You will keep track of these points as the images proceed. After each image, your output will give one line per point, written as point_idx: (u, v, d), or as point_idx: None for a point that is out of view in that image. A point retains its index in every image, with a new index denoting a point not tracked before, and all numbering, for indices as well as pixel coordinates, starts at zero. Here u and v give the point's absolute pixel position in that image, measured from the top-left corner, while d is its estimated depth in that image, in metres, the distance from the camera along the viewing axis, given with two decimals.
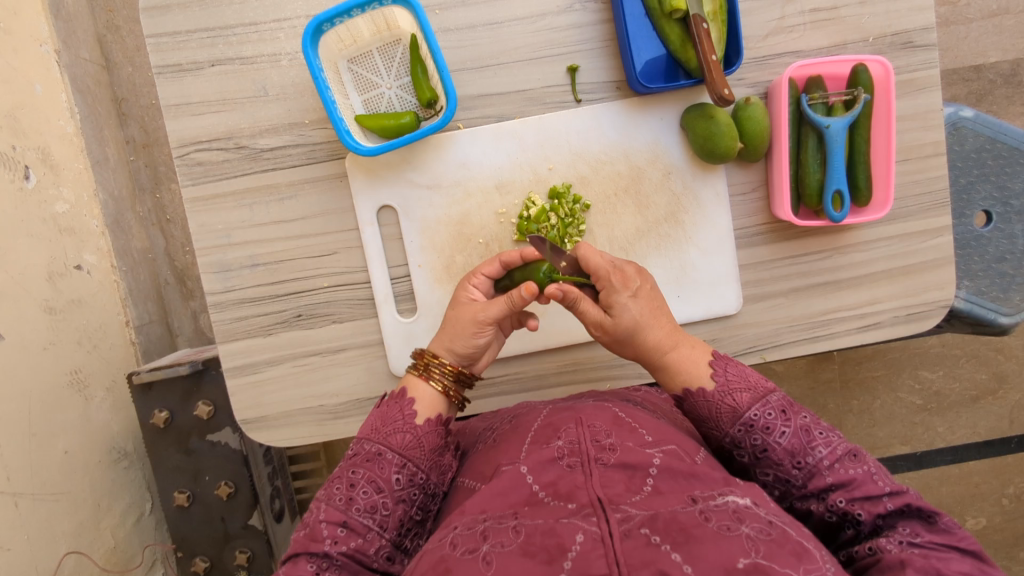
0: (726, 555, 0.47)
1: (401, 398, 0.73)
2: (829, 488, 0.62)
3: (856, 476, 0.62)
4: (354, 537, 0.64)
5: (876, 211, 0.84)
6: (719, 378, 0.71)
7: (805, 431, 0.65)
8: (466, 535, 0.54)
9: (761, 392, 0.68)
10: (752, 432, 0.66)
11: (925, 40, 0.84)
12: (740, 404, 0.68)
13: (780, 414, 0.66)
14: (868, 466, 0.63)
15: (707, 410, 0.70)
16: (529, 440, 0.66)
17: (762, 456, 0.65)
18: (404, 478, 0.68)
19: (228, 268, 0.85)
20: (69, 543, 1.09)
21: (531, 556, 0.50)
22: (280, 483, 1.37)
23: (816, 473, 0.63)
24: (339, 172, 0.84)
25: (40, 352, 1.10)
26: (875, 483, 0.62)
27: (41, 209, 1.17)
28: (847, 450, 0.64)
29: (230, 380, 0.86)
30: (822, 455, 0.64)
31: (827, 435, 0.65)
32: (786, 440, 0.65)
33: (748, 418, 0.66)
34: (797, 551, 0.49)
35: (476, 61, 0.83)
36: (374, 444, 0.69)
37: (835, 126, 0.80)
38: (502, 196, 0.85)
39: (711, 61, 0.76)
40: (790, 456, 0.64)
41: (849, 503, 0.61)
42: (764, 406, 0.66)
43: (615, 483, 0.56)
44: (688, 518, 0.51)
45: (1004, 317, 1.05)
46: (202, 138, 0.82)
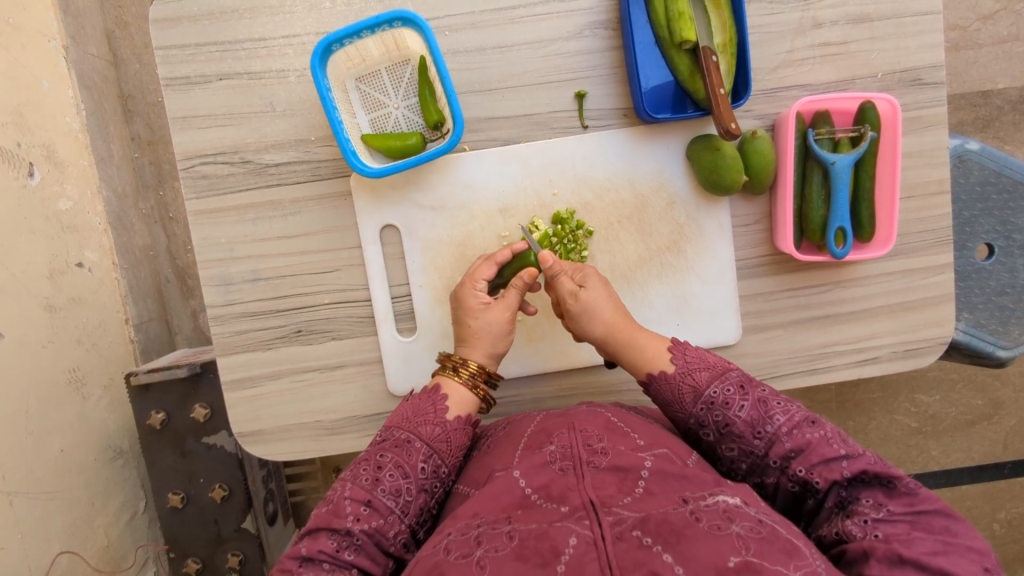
0: (717, 554, 0.48)
1: (434, 394, 0.75)
2: (789, 457, 0.64)
3: (812, 441, 0.64)
4: (377, 516, 0.65)
5: (878, 248, 0.84)
6: (678, 359, 0.74)
7: (762, 402, 0.68)
8: (460, 540, 0.54)
9: (719, 370, 0.72)
10: (713, 409, 0.69)
11: (934, 78, 0.84)
12: (700, 382, 0.71)
13: (739, 389, 0.69)
14: (825, 432, 0.64)
15: (670, 393, 0.73)
16: (522, 445, 0.67)
17: (724, 431, 0.68)
18: (429, 467, 0.70)
19: (229, 281, 0.85)
20: (63, 542, 1.10)
21: (525, 559, 0.50)
22: (274, 486, 1.38)
23: (775, 441, 0.65)
24: (343, 191, 0.84)
25: (39, 351, 1.10)
26: (832, 446, 0.63)
27: (44, 206, 1.17)
28: (804, 418, 0.66)
29: (227, 393, 0.87)
30: (780, 422, 0.66)
31: (783, 406, 0.67)
32: (746, 413, 0.68)
33: (708, 395, 0.70)
34: (787, 547, 0.50)
35: (484, 84, 0.83)
36: (404, 432, 0.71)
37: (840, 163, 0.79)
38: (505, 219, 0.85)
39: (718, 95, 0.76)
40: (750, 427, 0.67)
41: (808, 471, 0.63)
42: (722, 382, 0.70)
43: (607, 485, 0.57)
44: (679, 519, 0.52)
45: (1003, 350, 1.05)
46: (207, 151, 0.82)
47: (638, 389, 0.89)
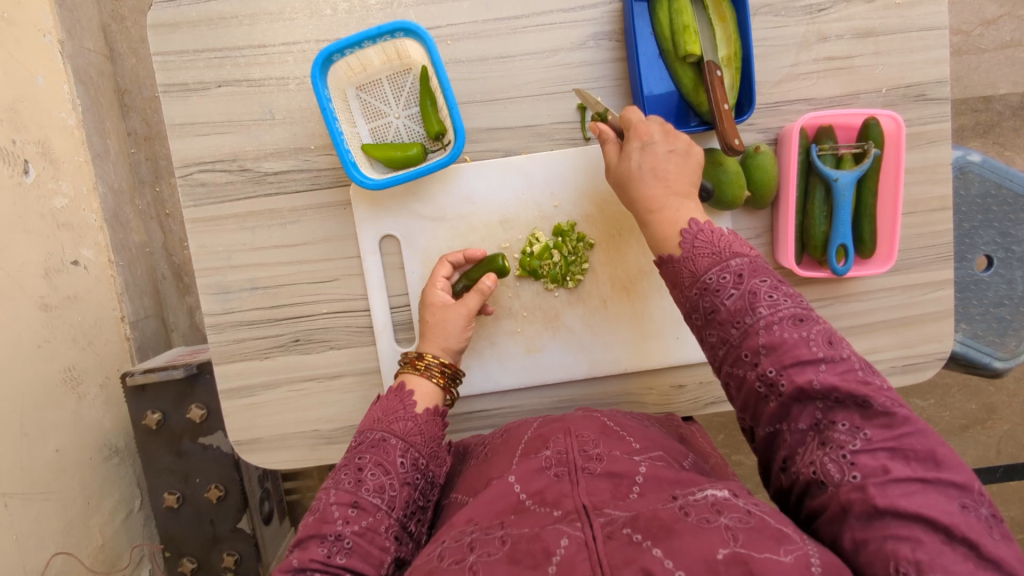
0: (706, 546, 0.46)
1: (400, 391, 0.73)
2: (761, 354, 0.55)
3: (790, 339, 0.55)
4: (365, 516, 0.62)
5: (879, 265, 0.84)
6: (684, 243, 0.64)
7: (753, 294, 0.58)
8: (454, 547, 0.53)
9: (721, 256, 0.61)
10: (704, 294, 0.60)
11: (938, 94, 0.84)
12: (698, 269, 0.62)
13: (736, 277, 0.59)
14: (813, 332, 0.55)
15: (671, 276, 0.65)
16: (518, 453, 0.67)
17: (709, 317, 0.60)
18: (409, 461, 0.67)
19: (227, 290, 0.84)
20: (58, 543, 1.09)
21: (516, 562, 0.48)
22: (269, 485, 1.39)
23: (751, 333, 0.56)
24: (343, 200, 0.83)
25: (34, 351, 1.09)
26: (812, 348, 0.54)
27: (39, 204, 1.16)
28: (792, 316, 0.56)
29: (225, 402, 0.86)
30: (762, 315, 0.56)
31: (775, 298, 0.57)
32: (733, 302, 0.58)
33: (704, 280, 0.61)
34: (777, 535, 0.47)
35: (486, 95, 0.82)
36: (377, 432, 0.69)
37: (843, 180, 0.79)
38: (506, 231, 0.85)
39: (723, 110, 0.75)
40: (733, 317, 0.58)
41: (779, 372, 0.54)
42: (720, 270, 0.60)
43: (600, 491, 0.55)
44: (668, 514, 0.50)
45: (999, 361, 1.05)
46: (205, 158, 0.82)
47: (636, 401, 0.89)
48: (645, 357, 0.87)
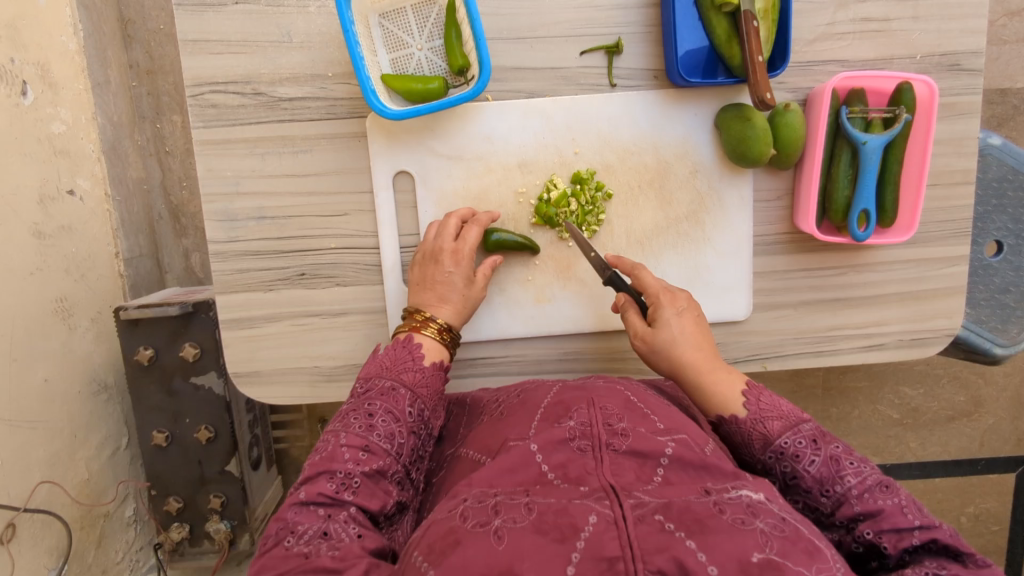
0: (740, 547, 0.46)
1: (408, 343, 0.73)
2: (856, 518, 0.58)
3: (885, 507, 0.57)
4: (376, 459, 0.63)
5: (899, 234, 0.83)
6: (750, 402, 0.67)
7: (835, 460, 0.60)
8: (477, 508, 0.53)
9: (793, 420, 0.64)
10: (782, 459, 0.63)
11: (972, 65, 0.82)
12: (770, 431, 0.64)
13: (812, 443, 0.62)
14: (900, 498, 0.58)
15: (737, 437, 0.67)
16: (538, 416, 0.65)
17: (791, 482, 0.62)
18: (416, 411, 0.69)
19: (233, 218, 0.82)
20: (43, 472, 1.08)
21: (544, 533, 0.48)
22: (259, 431, 1.37)
23: (843, 501, 0.59)
24: (358, 132, 0.81)
25: (26, 278, 1.06)
26: (907, 515, 0.56)
27: (36, 127, 1.12)
28: (878, 482, 0.59)
29: (225, 332, 0.84)
30: (851, 484, 0.59)
31: (858, 465, 0.60)
32: (815, 468, 0.61)
33: (778, 445, 0.63)
34: (809, 548, 0.47)
35: (513, 32, 0.80)
36: (387, 380, 0.69)
37: (871, 144, 0.78)
38: (524, 175, 0.83)
39: (757, 62, 0.73)
40: (818, 483, 0.60)
41: (876, 535, 0.56)
42: (795, 434, 0.63)
43: (625, 472, 0.55)
44: (701, 509, 0.50)
45: (999, 347, 1.05)
46: (218, 79, 0.79)
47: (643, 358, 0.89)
48: None
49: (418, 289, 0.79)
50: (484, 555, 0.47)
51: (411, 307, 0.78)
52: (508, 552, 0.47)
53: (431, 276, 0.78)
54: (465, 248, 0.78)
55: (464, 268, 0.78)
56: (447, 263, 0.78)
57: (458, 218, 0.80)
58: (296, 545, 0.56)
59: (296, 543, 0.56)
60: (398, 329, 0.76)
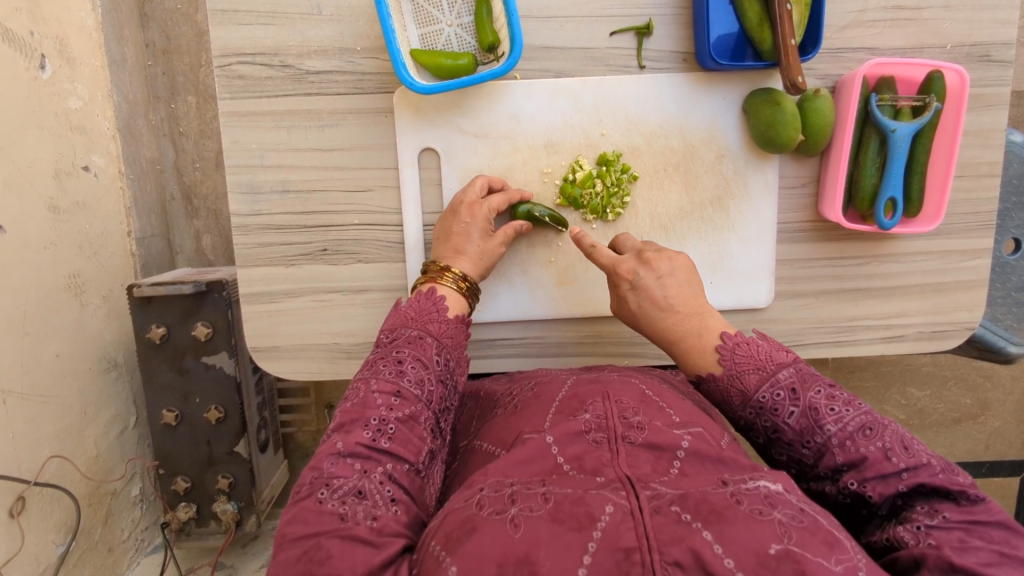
0: (757, 538, 0.45)
1: (431, 295, 0.75)
2: (840, 469, 0.58)
3: (868, 454, 0.57)
4: (407, 404, 0.64)
5: (924, 224, 0.83)
6: (726, 359, 0.69)
7: (813, 410, 0.61)
8: (493, 496, 0.51)
9: (770, 372, 0.65)
10: (762, 414, 0.64)
11: (1002, 56, 0.82)
12: (748, 387, 0.66)
13: (790, 393, 0.63)
14: (884, 441, 0.57)
15: (721, 396, 0.69)
16: (553, 409, 0.64)
17: (774, 437, 0.64)
18: (442, 359, 0.70)
19: (257, 191, 0.81)
20: (53, 447, 1.07)
21: (560, 522, 0.47)
22: (268, 414, 1.36)
23: (825, 451, 0.60)
24: (385, 107, 0.81)
25: (40, 252, 1.05)
26: (890, 459, 0.57)
27: (53, 102, 1.10)
28: (859, 426, 0.59)
29: (245, 306, 0.84)
30: (830, 433, 0.59)
31: (837, 409, 0.60)
32: (794, 420, 0.62)
33: (757, 400, 0.65)
34: (829, 539, 0.46)
35: (543, 11, 0.79)
36: (413, 329, 0.71)
37: (901, 132, 0.77)
38: (550, 155, 0.82)
39: (789, 45, 0.73)
40: (799, 435, 0.61)
41: (860, 484, 0.57)
42: (772, 386, 0.64)
43: (641, 463, 0.54)
44: (719, 499, 0.48)
45: (1014, 345, 1.04)
46: (247, 50, 0.78)
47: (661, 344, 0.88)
48: None
49: (441, 244, 0.79)
50: (499, 545, 0.46)
51: (431, 260, 0.79)
52: (525, 542, 0.46)
53: (449, 228, 0.79)
54: (486, 206, 0.78)
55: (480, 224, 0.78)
56: (464, 216, 0.78)
57: (485, 181, 0.80)
58: (331, 500, 0.55)
59: (331, 497, 0.56)
60: (420, 283, 0.77)
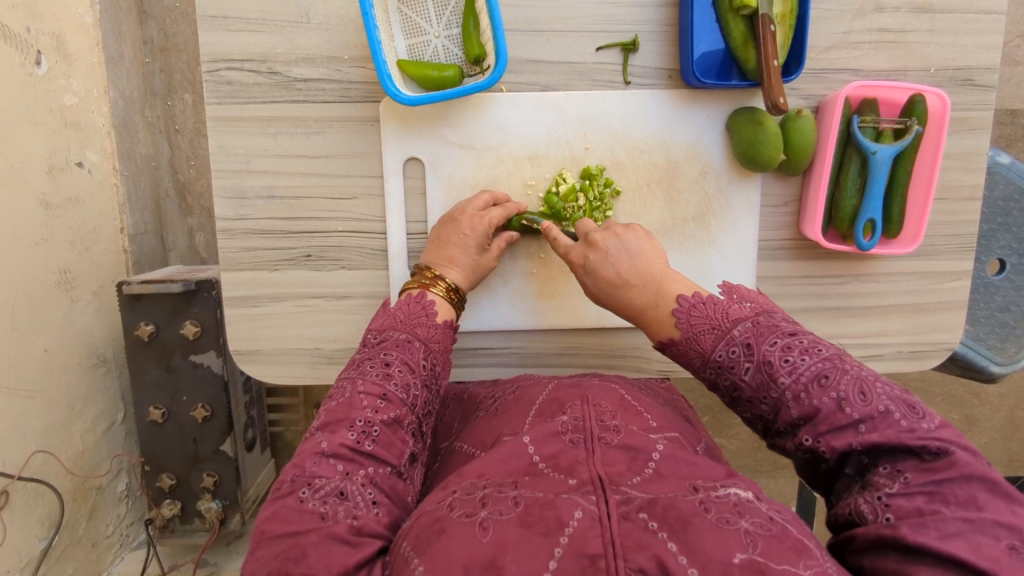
0: (723, 548, 0.44)
1: (421, 298, 0.75)
2: (797, 425, 0.56)
3: (822, 406, 0.54)
4: (393, 408, 0.64)
5: (903, 245, 0.84)
6: (683, 322, 0.66)
7: (767, 364, 0.58)
8: (464, 499, 0.51)
9: (726, 329, 0.63)
10: (721, 373, 0.62)
11: (985, 81, 0.83)
12: (705, 348, 0.64)
13: (746, 348, 0.60)
14: (838, 392, 0.54)
15: (684, 356, 0.67)
16: (533, 412, 0.65)
17: (736, 395, 0.61)
18: (429, 364, 0.71)
19: (243, 195, 0.82)
20: (39, 442, 1.07)
21: (529, 526, 0.47)
22: (255, 412, 1.36)
23: (781, 407, 0.57)
24: (372, 116, 0.81)
25: (31, 247, 1.06)
26: (845, 410, 0.53)
27: (48, 98, 1.11)
28: (814, 376, 0.55)
29: (228, 309, 0.84)
30: (784, 387, 0.57)
31: (792, 360, 0.57)
32: (751, 376, 0.59)
33: (715, 360, 0.63)
34: (798, 546, 0.45)
35: (531, 25, 0.80)
36: (402, 332, 0.71)
37: (882, 154, 0.78)
38: (534, 168, 0.83)
39: (772, 66, 0.74)
40: (756, 392, 0.59)
41: (816, 440, 0.54)
42: (727, 344, 0.62)
43: (616, 462, 0.54)
44: (687, 506, 0.47)
45: (996, 365, 1.02)
46: (234, 56, 0.79)
47: (642, 356, 0.89)
48: None
49: (435, 248, 0.79)
50: (467, 547, 0.46)
51: (424, 264, 0.79)
52: (492, 545, 0.46)
53: (447, 235, 0.79)
54: (486, 219, 0.78)
55: (477, 237, 0.78)
56: (465, 226, 0.78)
57: (490, 196, 0.80)
58: (311, 500, 0.55)
59: (312, 496, 0.56)
60: (409, 285, 0.77)
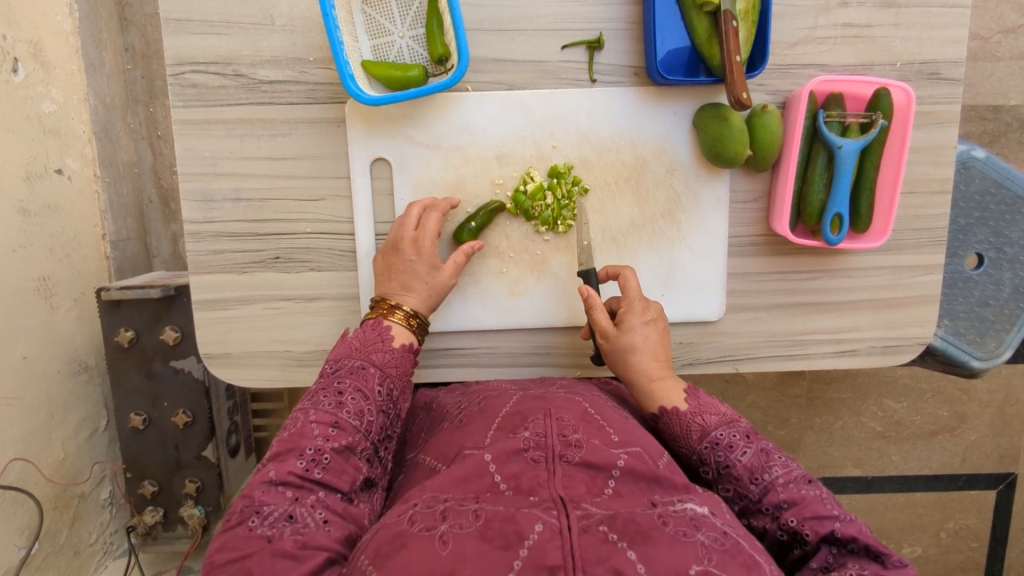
0: (679, 559, 0.45)
1: (377, 325, 0.75)
2: (782, 507, 0.62)
3: (807, 496, 0.62)
4: (344, 436, 0.64)
5: (873, 239, 0.84)
6: (692, 400, 0.72)
7: (765, 453, 0.66)
8: (425, 512, 0.51)
9: (729, 417, 0.69)
10: (717, 448, 0.66)
11: (952, 74, 0.83)
12: (709, 424, 0.69)
13: (744, 436, 0.67)
14: (820, 492, 0.63)
15: (678, 428, 0.71)
16: (495, 425, 0.64)
17: (724, 472, 0.66)
18: (385, 391, 0.70)
19: (210, 198, 0.82)
20: (17, 449, 1.06)
21: (488, 540, 0.46)
22: (238, 418, 1.35)
23: (771, 489, 0.63)
24: (338, 118, 0.81)
25: (8, 255, 1.05)
26: (825, 505, 0.62)
27: (26, 105, 1.11)
28: (801, 475, 0.64)
29: (197, 313, 0.84)
30: (778, 473, 0.64)
31: (783, 458, 0.66)
32: (747, 458, 0.65)
33: (714, 437, 0.67)
34: (748, 562, 0.47)
35: (496, 24, 0.80)
36: (356, 360, 0.71)
37: (847, 148, 0.78)
38: (501, 167, 0.83)
39: (734, 62, 0.74)
40: (749, 472, 0.64)
41: (800, 523, 0.61)
42: (730, 427, 0.68)
43: (576, 485, 0.53)
44: (646, 519, 0.48)
45: (976, 360, 1.02)
46: (199, 58, 0.79)
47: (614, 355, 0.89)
48: None
49: (383, 279, 0.78)
50: (425, 560, 0.46)
51: (380, 296, 0.78)
52: (451, 559, 0.45)
53: (396, 266, 0.78)
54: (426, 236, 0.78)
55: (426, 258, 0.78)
56: (409, 252, 0.78)
57: (420, 208, 0.79)
58: (260, 527, 0.56)
59: (261, 524, 0.56)
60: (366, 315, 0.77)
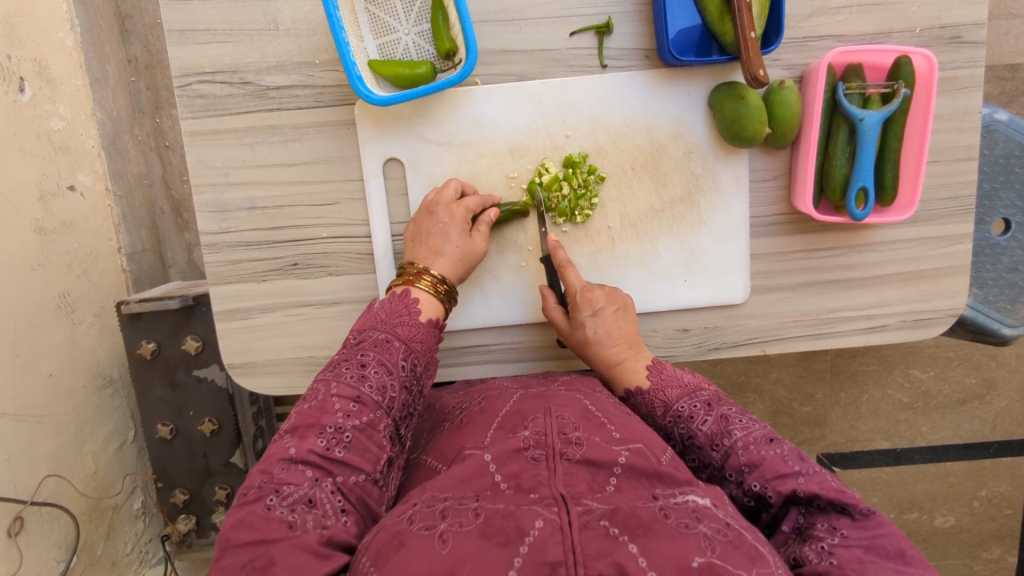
0: (682, 552, 0.44)
1: (403, 298, 0.74)
2: (743, 471, 0.63)
3: (767, 457, 0.62)
4: (366, 411, 0.64)
5: (899, 213, 0.82)
6: (653, 376, 0.75)
7: (725, 418, 0.67)
8: (425, 512, 0.50)
9: (691, 388, 0.71)
10: (679, 422, 0.69)
11: (974, 37, 0.80)
12: (670, 398, 0.72)
13: (705, 405, 0.69)
14: (783, 450, 0.63)
15: (646, 408, 0.74)
16: (495, 425, 0.62)
17: (688, 443, 0.68)
18: (408, 365, 0.70)
19: (224, 208, 0.81)
20: (50, 466, 1.07)
21: (488, 537, 0.46)
22: (265, 424, 1.32)
23: (731, 453, 0.64)
24: (348, 120, 0.80)
25: (28, 274, 1.06)
26: (787, 463, 0.61)
27: (35, 124, 1.11)
28: (763, 436, 0.64)
29: (219, 323, 0.84)
30: (737, 437, 0.65)
31: (745, 422, 0.66)
32: (708, 427, 0.67)
33: (676, 410, 0.70)
34: (752, 554, 0.46)
35: (501, 14, 0.78)
36: (381, 332, 0.70)
37: (869, 120, 0.76)
38: (514, 160, 0.82)
39: (749, 38, 0.72)
40: (710, 440, 0.66)
41: (763, 486, 0.61)
42: (691, 398, 0.70)
43: (577, 482, 0.52)
44: (647, 512, 0.47)
45: (1008, 328, 0.99)
46: (205, 68, 0.78)
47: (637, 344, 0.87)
48: (648, 297, 0.85)
49: (417, 246, 0.79)
50: (425, 559, 0.44)
51: (407, 262, 0.78)
52: (450, 557, 0.44)
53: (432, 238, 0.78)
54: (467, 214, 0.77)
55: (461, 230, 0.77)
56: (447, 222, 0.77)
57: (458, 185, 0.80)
58: (279, 507, 0.55)
59: (279, 504, 0.55)
60: (394, 284, 0.77)
